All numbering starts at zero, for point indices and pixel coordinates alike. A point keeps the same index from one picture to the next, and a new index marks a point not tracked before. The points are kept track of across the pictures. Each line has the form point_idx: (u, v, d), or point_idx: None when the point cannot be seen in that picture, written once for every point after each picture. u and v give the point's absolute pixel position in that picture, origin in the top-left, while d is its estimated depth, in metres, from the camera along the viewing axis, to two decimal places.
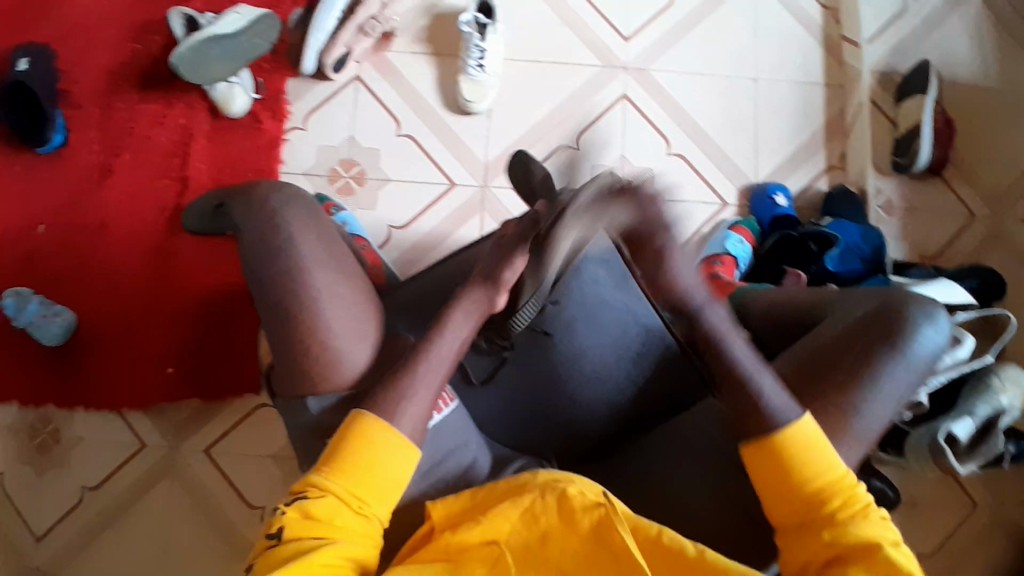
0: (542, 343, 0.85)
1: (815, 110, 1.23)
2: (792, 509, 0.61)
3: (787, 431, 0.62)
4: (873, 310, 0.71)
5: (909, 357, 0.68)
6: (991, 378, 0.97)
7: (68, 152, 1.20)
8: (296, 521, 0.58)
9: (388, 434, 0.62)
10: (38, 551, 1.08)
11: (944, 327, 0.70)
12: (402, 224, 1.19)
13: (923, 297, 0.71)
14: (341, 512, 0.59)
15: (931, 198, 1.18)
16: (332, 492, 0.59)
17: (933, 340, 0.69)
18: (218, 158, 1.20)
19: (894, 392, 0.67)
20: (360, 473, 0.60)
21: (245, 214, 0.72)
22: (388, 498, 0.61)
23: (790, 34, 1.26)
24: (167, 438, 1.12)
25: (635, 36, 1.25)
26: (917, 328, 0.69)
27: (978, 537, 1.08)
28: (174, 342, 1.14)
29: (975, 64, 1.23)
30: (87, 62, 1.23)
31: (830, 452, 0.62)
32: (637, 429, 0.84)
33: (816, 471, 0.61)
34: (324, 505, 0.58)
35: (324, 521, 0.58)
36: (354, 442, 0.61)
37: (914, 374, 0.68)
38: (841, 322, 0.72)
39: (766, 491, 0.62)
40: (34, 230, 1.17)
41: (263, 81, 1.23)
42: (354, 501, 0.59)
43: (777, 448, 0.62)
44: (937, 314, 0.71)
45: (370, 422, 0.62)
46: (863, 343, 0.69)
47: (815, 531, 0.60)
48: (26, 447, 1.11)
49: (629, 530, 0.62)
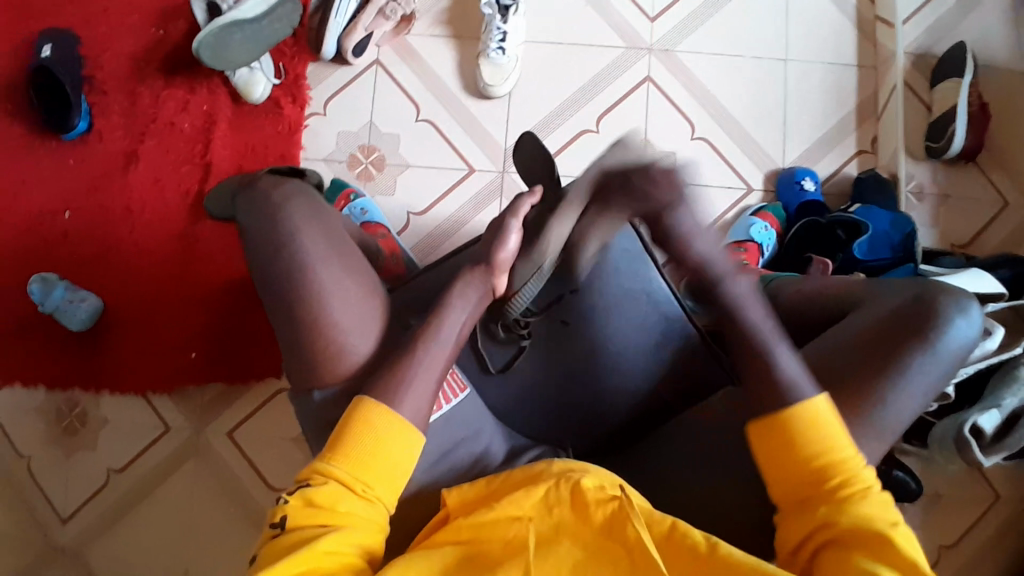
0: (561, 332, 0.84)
1: (846, 93, 1.19)
2: (793, 483, 0.61)
3: (794, 408, 0.62)
4: (904, 303, 0.69)
5: (936, 352, 0.66)
6: (1021, 368, 0.92)
7: (93, 138, 1.21)
8: (299, 508, 0.59)
9: (391, 420, 0.63)
10: (66, 532, 1.11)
11: (976, 320, 0.68)
12: (421, 210, 1.18)
13: (955, 288, 0.69)
14: (344, 498, 0.59)
15: (965, 186, 1.14)
16: (336, 479, 0.60)
17: (964, 333, 0.67)
18: (240, 144, 1.20)
19: (920, 386, 0.65)
20: (364, 458, 0.61)
21: (250, 211, 0.71)
22: (393, 484, 0.62)
23: (822, 14, 1.21)
24: (191, 421, 1.15)
25: (659, 17, 1.22)
26: (947, 321, 0.67)
27: (1005, 533, 1.05)
28: (198, 327, 1.15)
29: (1016, 44, 1.18)
30: (111, 48, 1.24)
31: (837, 431, 0.61)
32: (658, 419, 0.83)
33: (818, 449, 0.60)
34: (328, 491, 0.59)
35: (328, 508, 0.59)
36: (359, 428, 0.62)
37: (944, 367, 0.66)
38: (870, 315, 0.70)
39: (770, 469, 0.62)
40: (61, 215, 1.19)
41: (284, 66, 1.23)
42: (357, 486, 0.60)
43: (782, 422, 0.62)
44: (970, 307, 0.68)
45: (373, 409, 0.63)
46: (889, 336, 0.67)
47: (813, 507, 0.59)
48: (55, 429, 1.15)
49: (640, 522, 0.61)
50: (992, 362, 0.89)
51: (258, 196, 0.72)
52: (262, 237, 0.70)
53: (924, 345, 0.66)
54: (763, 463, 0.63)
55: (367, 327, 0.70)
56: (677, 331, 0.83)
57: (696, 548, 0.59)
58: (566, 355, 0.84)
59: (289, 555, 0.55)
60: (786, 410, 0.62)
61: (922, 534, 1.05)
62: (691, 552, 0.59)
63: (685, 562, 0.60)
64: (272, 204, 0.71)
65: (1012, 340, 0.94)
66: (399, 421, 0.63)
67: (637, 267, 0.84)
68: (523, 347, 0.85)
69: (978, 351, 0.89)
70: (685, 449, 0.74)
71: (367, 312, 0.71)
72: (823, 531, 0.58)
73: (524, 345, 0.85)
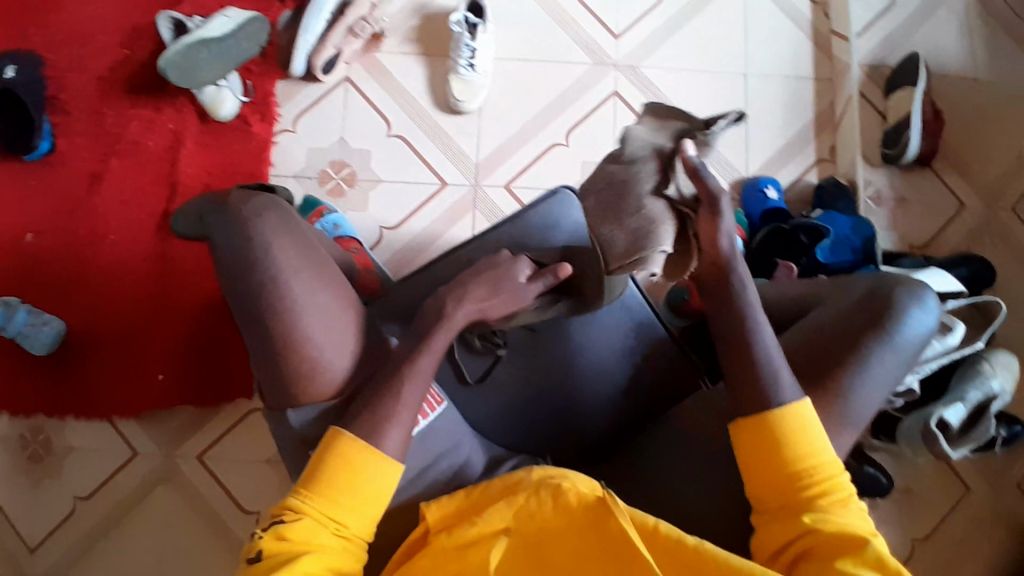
0: (532, 340, 0.85)
1: (805, 104, 1.23)
2: (774, 487, 0.62)
3: (780, 410, 0.63)
4: (864, 294, 0.72)
5: (896, 342, 0.68)
6: (981, 363, 0.99)
7: (57, 159, 1.19)
8: (271, 545, 0.58)
9: (365, 453, 0.62)
10: (34, 563, 1.08)
11: (932, 309, 0.71)
12: (394, 225, 1.18)
13: (911, 281, 0.71)
14: (319, 532, 0.59)
15: (921, 190, 1.18)
16: (309, 514, 0.59)
17: (922, 322, 0.69)
18: (208, 163, 1.19)
19: (883, 378, 0.68)
20: (340, 492, 0.60)
21: (224, 228, 0.70)
22: (366, 514, 0.61)
23: (780, 30, 1.26)
24: (161, 446, 1.12)
25: (625, 33, 1.25)
26: (907, 311, 0.69)
27: (974, 525, 1.08)
28: (168, 349, 1.13)
29: (963, 56, 1.24)
30: (74, 69, 1.22)
31: (819, 439, 0.62)
32: (633, 427, 0.84)
33: (798, 454, 0.62)
34: (301, 527, 0.58)
35: (301, 542, 0.58)
36: (334, 462, 0.61)
37: (905, 357, 0.69)
38: (834, 308, 0.72)
39: (752, 471, 0.63)
40: (24, 238, 1.16)
41: (253, 85, 1.23)
42: (331, 523, 0.60)
43: (764, 425, 0.63)
44: (926, 297, 0.71)
45: (348, 444, 0.62)
46: (851, 329, 0.69)
47: (794, 515, 0.60)
48: (18, 458, 1.11)
49: (629, 522, 0.61)
50: (955, 357, 0.93)
51: (232, 210, 0.70)
52: (230, 250, 0.69)
53: (885, 337, 0.68)
54: (747, 464, 0.64)
55: (342, 340, 0.70)
56: (647, 335, 0.86)
57: (683, 542, 0.59)
58: (546, 359, 0.85)
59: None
60: (771, 411, 0.63)
61: (896, 531, 1.07)
62: (675, 549, 0.60)
63: (672, 558, 0.60)
64: (241, 217, 0.69)
65: (971, 335, 0.97)
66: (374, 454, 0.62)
67: None
68: (499, 356, 0.85)
69: (940, 346, 0.93)
70: (666, 451, 0.75)
71: (345, 324, 0.71)
72: (803, 536, 0.59)
73: (500, 354, 0.85)
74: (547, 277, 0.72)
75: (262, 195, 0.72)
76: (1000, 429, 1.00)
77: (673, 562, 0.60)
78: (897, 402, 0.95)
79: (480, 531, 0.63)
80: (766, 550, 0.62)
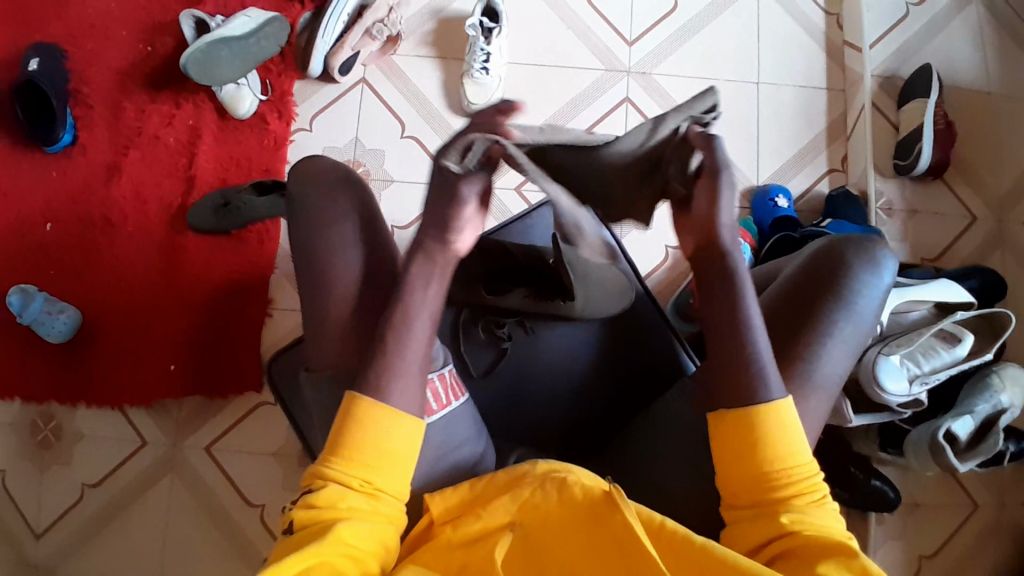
0: (525, 335, 0.87)
1: (817, 114, 1.23)
2: (751, 487, 0.62)
3: (761, 407, 0.62)
4: (817, 255, 0.73)
5: (854, 308, 0.70)
6: (991, 376, 0.98)
7: (77, 151, 1.22)
8: (301, 514, 0.58)
9: (386, 413, 0.61)
10: (40, 548, 1.09)
11: (889, 270, 0.72)
12: (406, 224, 1.20)
13: (867, 241, 0.72)
14: (348, 495, 0.59)
15: (931, 201, 1.18)
16: (337, 480, 0.59)
17: (876, 286, 0.71)
18: (225, 158, 1.22)
19: (846, 343, 0.69)
20: (364, 457, 0.60)
21: (301, 180, 0.74)
22: (398, 474, 0.61)
23: (792, 40, 1.26)
24: (169, 435, 1.13)
25: (638, 40, 1.26)
26: (856, 271, 0.71)
27: (980, 539, 1.07)
28: (180, 339, 1.15)
29: (977, 69, 1.24)
30: (98, 63, 1.25)
31: (798, 441, 0.62)
32: (615, 416, 0.85)
33: (776, 453, 0.61)
34: (328, 494, 0.58)
35: (331, 509, 0.58)
36: (358, 426, 0.61)
37: (865, 320, 0.70)
38: (790, 275, 0.75)
39: (729, 469, 0.63)
40: (42, 227, 1.18)
41: (271, 83, 1.25)
42: (357, 482, 0.59)
43: (743, 421, 0.62)
44: (882, 256, 0.72)
45: (366, 406, 0.61)
46: (808, 298, 0.71)
47: (770, 515, 0.60)
48: (29, 444, 1.13)
49: (635, 517, 0.62)
50: (964, 367, 0.94)
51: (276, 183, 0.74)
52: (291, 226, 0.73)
53: (841, 300, 0.70)
54: (723, 460, 0.64)
55: None
56: (640, 325, 0.88)
57: (689, 540, 0.59)
58: (540, 350, 0.86)
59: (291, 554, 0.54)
60: (750, 407, 0.62)
61: (901, 544, 1.06)
62: (681, 545, 0.60)
63: (677, 554, 0.60)
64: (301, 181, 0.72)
65: (982, 347, 0.96)
66: (394, 414, 0.61)
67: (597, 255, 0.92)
68: (503, 350, 0.87)
69: (948, 356, 0.94)
70: (666, 450, 0.75)
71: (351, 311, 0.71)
72: (782, 536, 0.59)
73: (504, 347, 0.87)
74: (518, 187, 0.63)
75: (332, 163, 0.76)
76: (1009, 444, 1.00)
77: (678, 558, 0.60)
78: (904, 412, 0.94)
79: (486, 524, 0.64)
80: (739, 546, 0.61)
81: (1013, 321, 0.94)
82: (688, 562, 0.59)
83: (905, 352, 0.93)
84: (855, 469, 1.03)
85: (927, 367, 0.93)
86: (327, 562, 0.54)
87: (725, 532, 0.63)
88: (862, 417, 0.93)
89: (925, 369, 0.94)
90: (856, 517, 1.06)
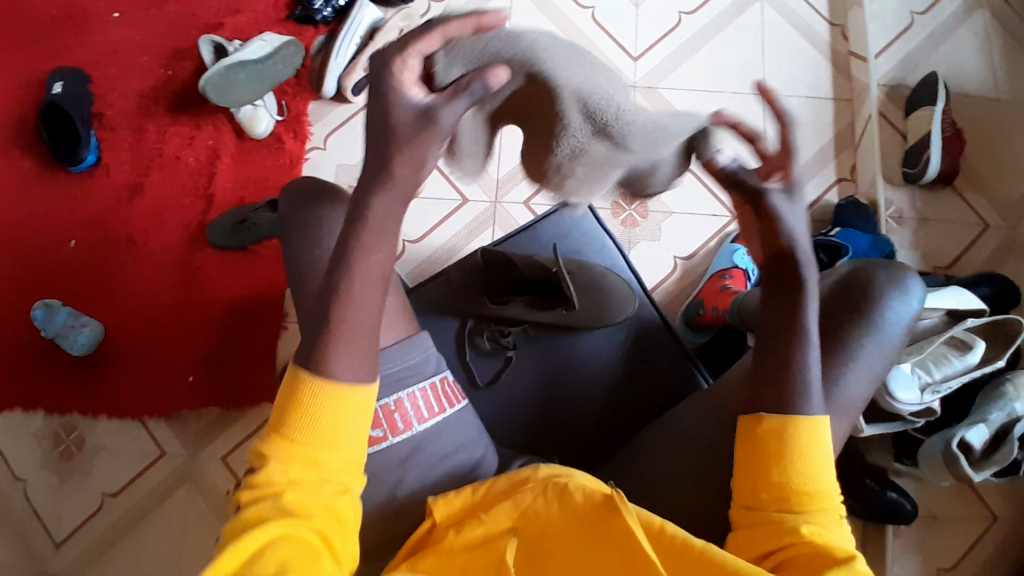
0: (536, 342, 0.89)
1: (825, 124, 1.23)
2: (769, 496, 0.61)
3: (796, 418, 0.62)
4: (845, 276, 0.76)
5: (881, 332, 0.72)
6: (1004, 386, 0.97)
7: (100, 172, 1.26)
8: (247, 496, 0.54)
9: (325, 390, 0.54)
10: (58, 558, 1.11)
11: (916, 295, 0.74)
12: (416, 238, 1.22)
13: (897, 269, 0.75)
14: (295, 468, 0.54)
15: (943, 208, 1.17)
16: (277, 458, 0.54)
17: (903, 310, 0.73)
18: (241, 177, 1.26)
19: (869, 364, 0.71)
20: (312, 432, 0.54)
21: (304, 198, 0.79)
22: (348, 446, 0.55)
23: (798, 52, 1.27)
24: (185, 447, 1.16)
25: (643, 56, 1.28)
26: (885, 297, 0.73)
27: (999, 551, 1.04)
28: (198, 353, 1.18)
29: (985, 75, 1.23)
30: (121, 88, 1.30)
31: (826, 457, 0.62)
32: (630, 430, 0.85)
33: (800, 464, 0.61)
34: (270, 470, 0.54)
35: (277, 485, 0.54)
36: (302, 402, 0.55)
37: (890, 345, 0.72)
38: (816, 296, 0.76)
39: (752, 472, 0.63)
40: (66, 245, 1.23)
41: (287, 104, 1.29)
42: (301, 456, 0.54)
43: (777, 431, 0.62)
44: (911, 283, 0.75)
45: (306, 381, 0.55)
46: (832, 317, 0.73)
47: (785, 525, 0.59)
48: (51, 455, 1.16)
49: (636, 521, 0.62)
50: (976, 374, 0.92)
51: (283, 200, 0.80)
52: (293, 239, 0.76)
53: (871, 328, 0.72)
54: (746, 462, 0.64)
55: None
56: (652, 338, 0.89)
57: (688, 545, 0.59)
58: (550, 360, 0.88)
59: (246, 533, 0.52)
60: (790, 417, 0.62)
61: (918, 557, 1.04)
62: (680, 549, 0.59)
63: (676, 558, 0.60)
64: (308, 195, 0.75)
65: (993, 354, 0.95)
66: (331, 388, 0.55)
67: (595, 250, 0.96)
68: (508, 358, 0.88)
69: (959, 363, 0.93)
70: (670, 459, 0.75)
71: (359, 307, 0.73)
72: (794, 547, 0.58)
73: (509, 356, 0.88)
74: (475, 89, 0.49)
75: (339, 191, 0.80)
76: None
77: (683, 564, 0.60)
78: (916, 420, 0.92)
79: (487, 530, 0.65)
80: (747, 553, 0.61)
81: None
82: (686, 565, 0.59)
83: (915, 360, 0.93)
84: (870, 481, 1.03)
85: (938, 375, 0.93)
86: (294, 537, 0.52)
87: (732, 538, 0.62)
88: (873, 427, 0.92)
89: (937, 377, 0.93)
90: (873, 531, 1.05)
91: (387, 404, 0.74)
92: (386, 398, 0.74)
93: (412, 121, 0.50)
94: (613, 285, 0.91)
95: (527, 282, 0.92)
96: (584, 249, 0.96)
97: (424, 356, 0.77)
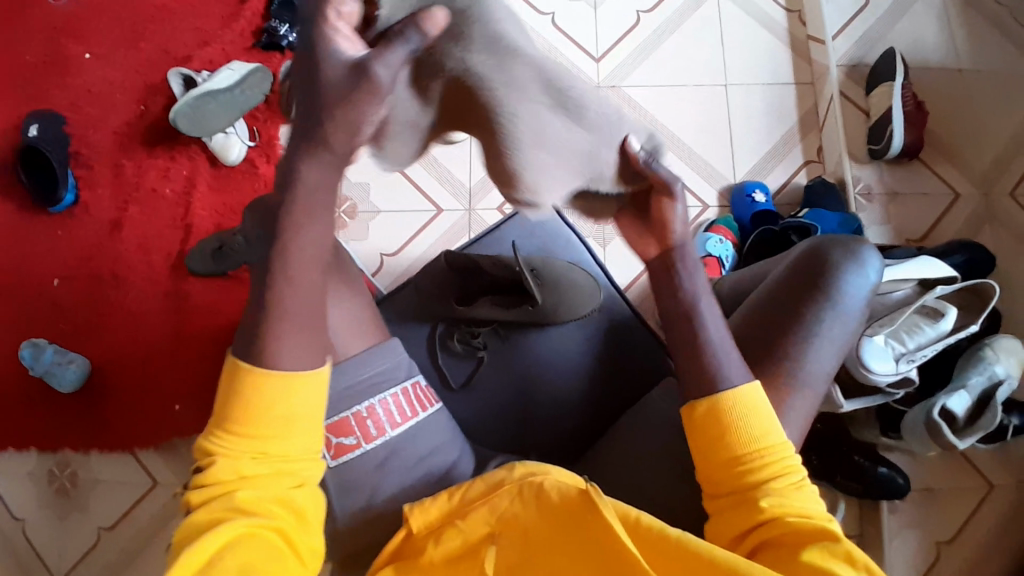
0: (506, 340, 0.89)
1: (789, 108, 1.25)
2: (728, 475, 0.61)
3: (729, 392, 0.62)
4: (801, 255, 0.76)
5: (839, 306, 0.72)
6: (984, 349, 0.97)
7: (80, 210, 1.28)
8: (196, 496, 0.55)
9: (268, 381, 0.55)
10: None
11: (874, 267, 0.74)
12: (394, 251, 1.23)
13: (846, 241, 0.75)
14: (243, 464, 0.55)
15: (913, 181, 1.18)
16: (224, 456, 0.55)
17: (859, 284, 0.73)
18: (218, 205, 1.27)
19: (833, 340, 0.71)
20: (260, 428, 0.55)
21: None
22: (301, 438, 0.57)
23: (756, 40, 1.28)
24: (178, 475, 1.16)
25: (605, 56, 1.28)
26: (842, 271, 0.73)
27: (998, 519, 1.03)
28: (185, 380, 1.18)
29: (943, 46, 1.24)
30: (96, 127, 1.32)
31: (769, 419, 0.62)
32: (603, 420, 0.86)
33: (748, 437, 0.61)
34: (217, 470, 0.55)
35: (228, 482, 0.55)
36: (243, 398, 0.55)
37: (851, 317, 0.72)
38: (775, 277, 0.77)
39: (705, 456, 0.62)
40: (51, 284, 1.25)
41: (258, 130, 1.31)
42: (250, 452, 0.55)
43: (712, 411, 0.62)
44: (868, 256, 0.75)
45: (247, 377, 0.55)
46: (791, 294, 0.73)
47: (749, 503, 0.59)
48: (47, 492, 1.17)
49: (612, 515, 0.61)
50: (951, 342, 0.92)
51: None
52: None
53: (829, 300, 0.71)
54: (698, 447, 0.63)
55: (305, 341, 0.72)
56: (621, 329, 0.89)
57: (665, 535, 0.59)
58: (521, 358, 0.88)
59: (204, 534, 0.52)
60: (719, 395, 0.62)
61: (917, 531, 1.03)
62: (659, 541, 0.59)
63: (655, 551, 0.59)
64: None
65: (967, 320, 0.95)
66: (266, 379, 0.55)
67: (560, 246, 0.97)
68: (482, 359, 0.88)
69: (931, 332, 0.93)
70: (644, 445, 0.76)
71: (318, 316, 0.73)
72: (764, 525, 0.58)
73: (482, 357, 0.89)
74: (410, 39, 0.53)
75: None
76: (1011, 416, 0.98)
77: (659, 555, 0.59)
78: (895, 392, 0.91)
79: (465, 536, 0.64)
80: (722, 539, 0.61)
81: (999, 292, 0.92)
82: (667, 556, 0.58)
83: (888, 332, 0.93)
84: (860, 458, 1.01)
85: (912, 345, 0.93)
86: (255, 534, 0.53)
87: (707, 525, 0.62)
88: (853, 401, 0.91)
89: (910, 347, 0.93)
90: (869, 508, 1.04)
91: (360, 411, 0.73)
92: (359, 406, 0.73)
93: (342, 82, 0.51)
94: (578, 280, 0.91)
95: (494, 281, 0.93)
96: (548, 247, 0.97)
97: (396, 361, 0.76)
